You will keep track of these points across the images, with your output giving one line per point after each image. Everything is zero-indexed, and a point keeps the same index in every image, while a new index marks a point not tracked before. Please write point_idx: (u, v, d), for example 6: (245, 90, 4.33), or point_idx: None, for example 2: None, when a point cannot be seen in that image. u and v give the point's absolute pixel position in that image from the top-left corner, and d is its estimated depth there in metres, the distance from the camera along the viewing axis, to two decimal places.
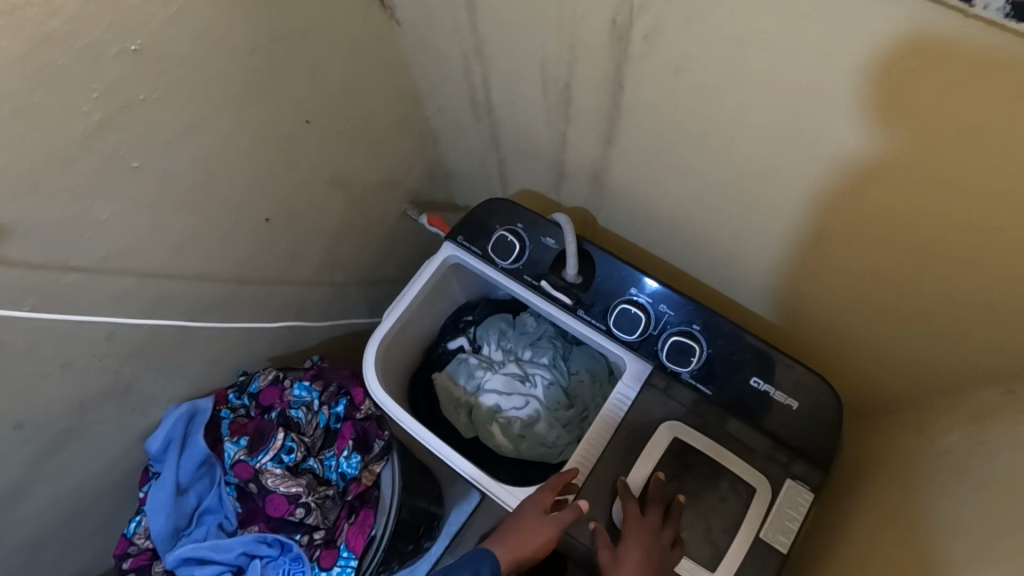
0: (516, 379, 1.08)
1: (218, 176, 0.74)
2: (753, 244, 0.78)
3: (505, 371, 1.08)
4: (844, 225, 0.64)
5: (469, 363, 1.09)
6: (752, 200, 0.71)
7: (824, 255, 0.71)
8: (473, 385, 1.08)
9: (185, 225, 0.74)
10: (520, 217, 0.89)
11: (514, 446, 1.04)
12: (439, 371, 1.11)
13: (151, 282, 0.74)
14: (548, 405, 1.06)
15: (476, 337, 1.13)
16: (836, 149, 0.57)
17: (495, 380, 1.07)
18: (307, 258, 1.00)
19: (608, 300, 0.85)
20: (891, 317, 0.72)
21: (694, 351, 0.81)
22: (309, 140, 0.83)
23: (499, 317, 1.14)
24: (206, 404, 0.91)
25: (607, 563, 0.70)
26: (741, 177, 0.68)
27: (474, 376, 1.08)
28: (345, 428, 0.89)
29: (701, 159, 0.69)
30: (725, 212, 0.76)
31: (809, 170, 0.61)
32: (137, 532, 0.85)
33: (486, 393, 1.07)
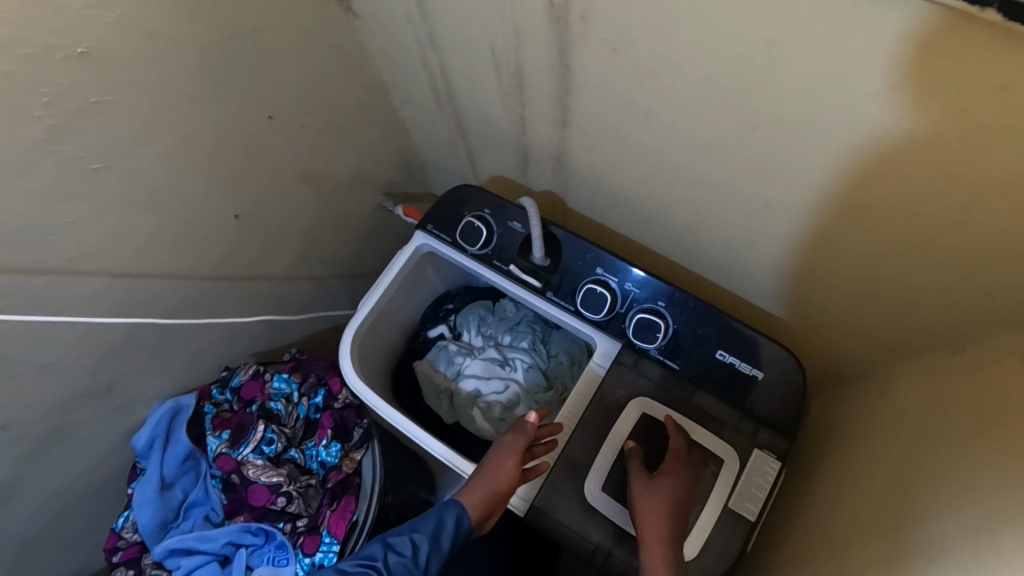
0: (496, 363, 1.09)
1: (182, 175, 0.75)
2: (713, 219, 0.78)
3: (484, 356, 1.10)
4: (792, 194, 0.65)
5: (449, 350, 1.10)
6: (707, 176, 0.71)
7: (778, 226, 0.72)
8: (453, 370, 1.09)
9: (153, 225, 0.76)
10: (487, 203, 0.90)
11: (494, 429, 1.05)
12: (420, 359, 1.13)
13: (122, 282, 0.76)
14: (528, 387, 1.07)
15: (456, 324, 1.15)
16: (776, 121, 0.57)
17: (474, 365, 1.09)
18: (282, 254, 1.01)
19: (576, 281, 0.85)
20: (848, 285, 0.73)
21: (660, 327, 0.81)
22: (272, 135, 0.84)
23: (478, 304, 1.16)
24: (190, 399, 0.94)
25: (640, 488, 0.73)
26: (691, 154, 0.69)
27: (454, 362, 1.10)
28: (324, 417, 0.91)
29: (653, 138, 0.70)
30: (683, 188, 0.76)
31: (753, 143, 0.62)
32: (125, 526, 0.87)
33: (466, 378, 1.08)
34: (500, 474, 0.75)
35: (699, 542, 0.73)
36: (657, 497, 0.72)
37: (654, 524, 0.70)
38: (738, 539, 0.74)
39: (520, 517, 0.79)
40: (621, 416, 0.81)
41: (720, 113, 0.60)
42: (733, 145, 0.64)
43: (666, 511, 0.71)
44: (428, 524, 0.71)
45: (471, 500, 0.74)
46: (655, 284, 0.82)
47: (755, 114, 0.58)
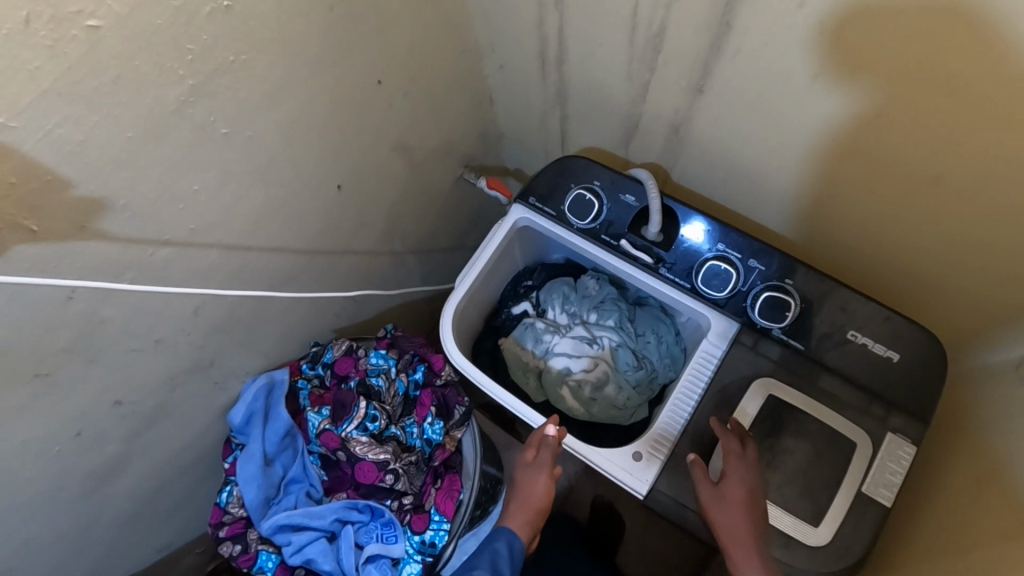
0: (584, 342, 1.07)
1: (297, 144, 0.72)
2: (848, 193, 0.74)
3: (572, 335, 1.08)
4: (967, 161, 0.61)
5: (536, 328, 1.09)
6: (855, 147, 0.67)
7: (933, 199, 0.67)
8: (541, 349, 1.08)
9: (266, 196, 0.72)
10: (597, 174, 0.86)
11: (585, 409, 1.03)
12: (505, 336, 1.11)
13: (234, 255, 0.73)
14: (617, 366, 1.05)
15: (539, 300, 1.12)
16: (977, 82, 0.53)
17: (563, 344, 1.07)
18: (372, 227, 0.99)
19: (694, 257, 0.82)
20: (1001, 264, 0.68)
21: (790, 305, 0.78)
22: (378, 102, 0.80)
23: (561, 281, 1.12)
24: (283, 375, 0.93)
25: (709, 498, 0.71)
26: (847, 123, 0.65)
27: (542, 340, 1.08)
28: (425, 395, 0.89)
29: (800, 107, 0.66)
30: (819, 159, 0.72)
31: (935, 106, 0.57)
32: (229, 502, 0.86)
33: (555, 356, 1.07)
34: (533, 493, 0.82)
35: (833, 528, 0.71)
36: (732, 507, 0.70)
37: (737, 535, 0.69)
38: (871, 527, 0.71)
39: (641, 498, 0.77)
40: (743, 402, 0.78)
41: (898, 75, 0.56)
42: (898, 111, 0.60)
43: (747, 520, 0.69)
44: (484, 558, 0.77)
45: (517, 524, 0.81)
46: (782, 260, 0.78)
47: (948, 76, 0.54)
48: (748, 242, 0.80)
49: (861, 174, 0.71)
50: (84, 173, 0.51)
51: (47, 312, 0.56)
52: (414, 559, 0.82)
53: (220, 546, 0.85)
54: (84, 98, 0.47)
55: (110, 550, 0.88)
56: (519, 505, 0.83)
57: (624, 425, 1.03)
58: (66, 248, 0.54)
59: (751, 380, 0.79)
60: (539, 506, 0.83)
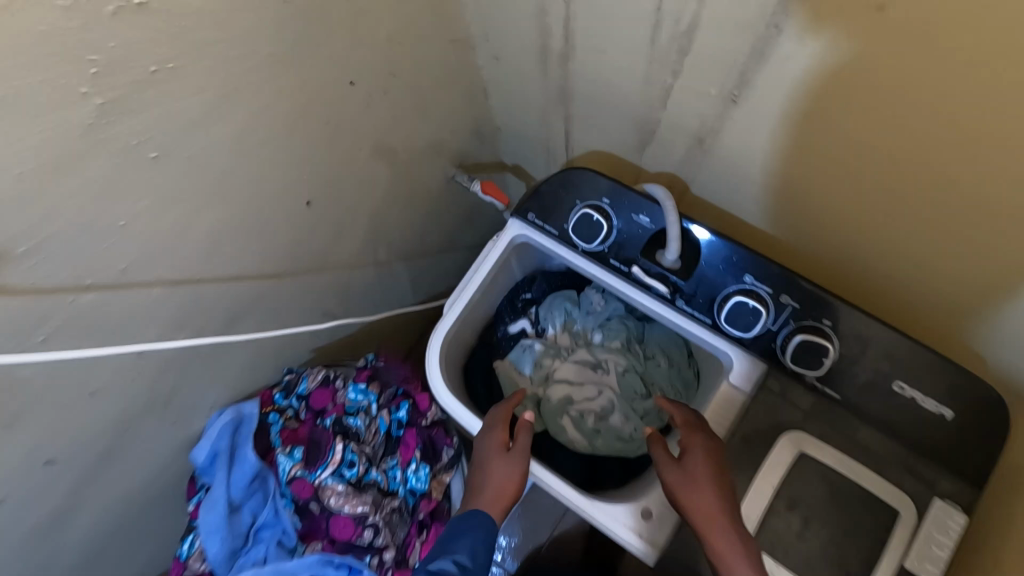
0: (587, 367, 0.99)
1: (252, 161, 0.60)
2: (901, 234, 0.62)
3: (575, 359, 0.99)
4: None
5: (535, 351, 1.00)
6: (918, 181, 0.55)
7: None
8: (541, 374, 0.99)
9: (218, 221, 0.61)
10: (606, 189, 0.74)
11: (588, 441, 0.94)
12: (501, 358, 1.01)
13: (182, 289, 0.63)
14: (623, 394, 0.96)
15: (539, 317, 1.02)
16: None
17: (565, 369, 0.99)
18: (350, 239, 0.87)
19: (717, 289, 0.71)
20: None
21: (827, 351, 0.67)
22: (350, 105, 0.68)
23: (563, 295, 1.02)
24: (252, 408, 0.83)
25: (672, 475, 0.65)
26: (913, 155, 0.53)
27: (541, 365, 1.00)
28: (410, 436, 0.80)
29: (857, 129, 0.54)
30: (869, 190, 0.60)
31: None
32: (191, 555, 0.79)
33: (555, 383, 0.98)
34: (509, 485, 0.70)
35: None
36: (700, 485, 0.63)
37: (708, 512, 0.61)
38: None
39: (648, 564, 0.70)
40: (774, 455, 0.67)
41: (992, 105, 0.45)
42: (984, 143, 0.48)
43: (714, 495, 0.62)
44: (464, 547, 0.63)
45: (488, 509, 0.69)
46: (820, 299, 0.67)
47: None
48: (780, 273, 0.68)
49: (919, 216, 0.59)
50: None
51: None
52: None
53: None
54: None
55: None
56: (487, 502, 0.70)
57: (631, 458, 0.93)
58: None
59: (785, 432, 0.68)
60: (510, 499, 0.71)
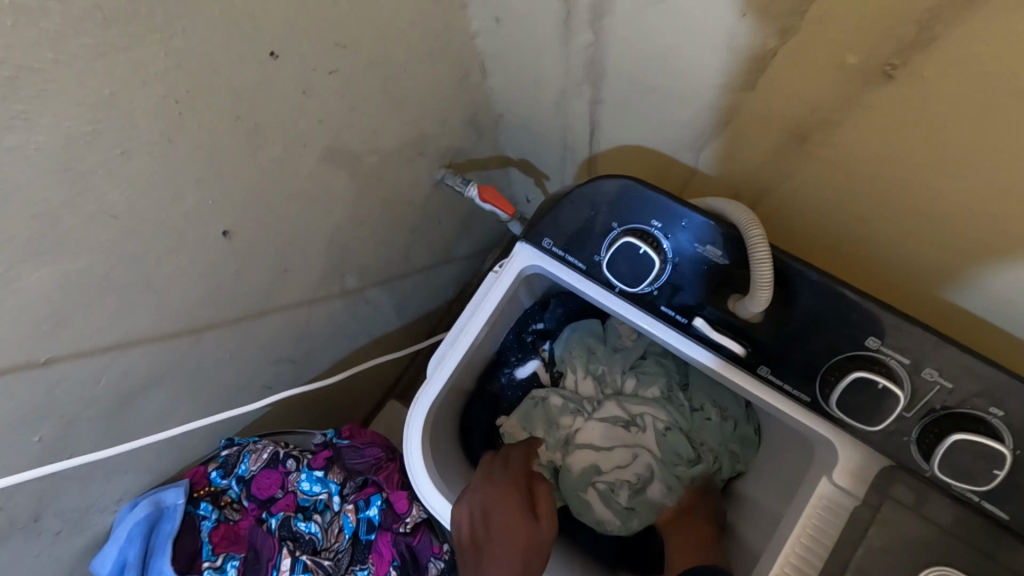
0: (619, 426, 0.75)
1: (105, 185, 0.38)
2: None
3: (602, 417, 0.75)
4: None
5: (548, 406, 0.77)
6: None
7: None
8: (558, 438, 0.76)
9: (63, 278, 0.40)
10: (655, 208, 0.50)
11: (623, 523, 0.73)
12: (506, 413, 0.79)
13: (16, 376, 0.42)
14: (666, 461, 0.73)
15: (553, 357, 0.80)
16: None
17: (589, 431, 0.75)
18: (304, 270, 0.65)
19: (820, 356, 0.49)
20: None
21: (999, 460, 0.44)
22: (275, 93, 0.45)
23: (582, 328, 0.79)
24: (176, 499, 0.61)
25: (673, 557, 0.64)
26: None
27: (557, 424, 0.76)
28: (383, 544, 0.59)
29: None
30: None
31: None
32: None
33: (577, 449, 0.75)
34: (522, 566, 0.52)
35: None
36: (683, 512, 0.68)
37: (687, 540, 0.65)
38: None
39: None
40: None
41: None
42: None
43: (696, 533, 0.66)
44: None
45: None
46: (990, 382, 0.43)
47: None
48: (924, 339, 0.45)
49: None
50: None
51: None
52: None
53: None
54: None
55: None
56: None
57: None
58: None
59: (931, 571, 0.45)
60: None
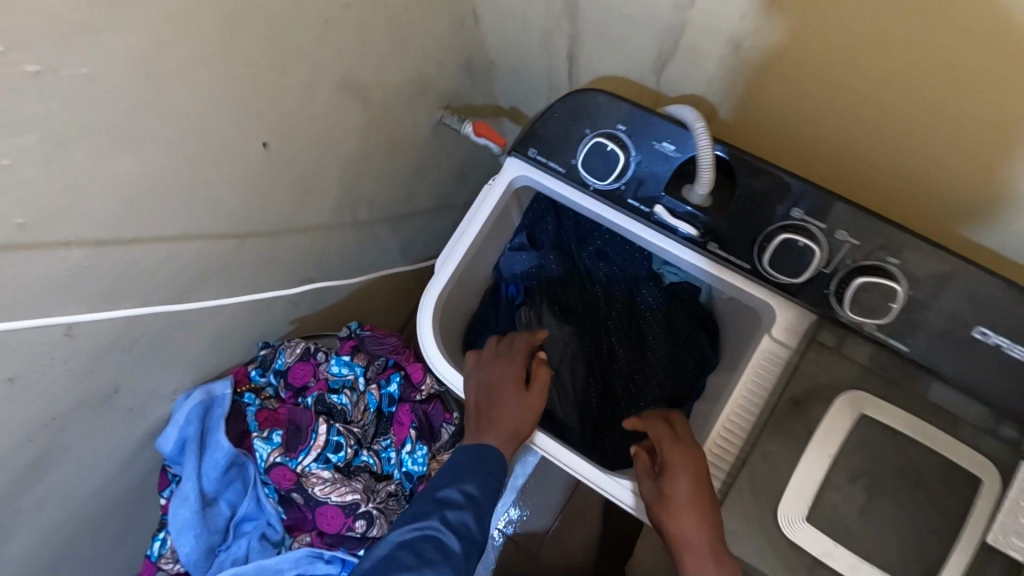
0: (610, 284, 0.90)
1: (180, 89, 0.49)
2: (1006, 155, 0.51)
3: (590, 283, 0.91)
4: None
5: (552, 288, 0.89)
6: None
7: None
8: (566, 305, 0.89)
9: (146, 168, 0.50)
10: (621, 114, 0.62)
11: (633, 345, 0.88)
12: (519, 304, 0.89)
13: (109, 255, 0.52)
14: (630, 362, 0.87)
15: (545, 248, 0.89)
16: None
17: (585, 295, 0.90)
18: (323, 193, 0.76)
19: (757, 230, 0.60)
20: None
21: (896, 294, 0.55)
22: (307, 23, 0.56)
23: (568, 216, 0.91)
24: (224, 388, 0.73)
25: None
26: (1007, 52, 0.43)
27: (563, 297, 0.89)
28: (402, 413, 0.71)
29: (940, 15, 0.44)
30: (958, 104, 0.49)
31: None
32: (162, 555, 0.69)
33: (580, 310, 0.89)
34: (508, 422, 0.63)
35: None
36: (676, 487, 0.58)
37: (697, 545, 0.55)
38: None
39: None
40: (828, 419, 0.56)
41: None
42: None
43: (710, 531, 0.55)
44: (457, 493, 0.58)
45: (495, 440, 0.63)
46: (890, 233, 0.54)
47: None
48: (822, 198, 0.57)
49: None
50: None
51: None
52: None
53: None
54: None
55: None
56: (493, 419, 0.63)
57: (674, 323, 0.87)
58: None
59: (840, 393, 0.57)
60: (520, 437, 0.63)
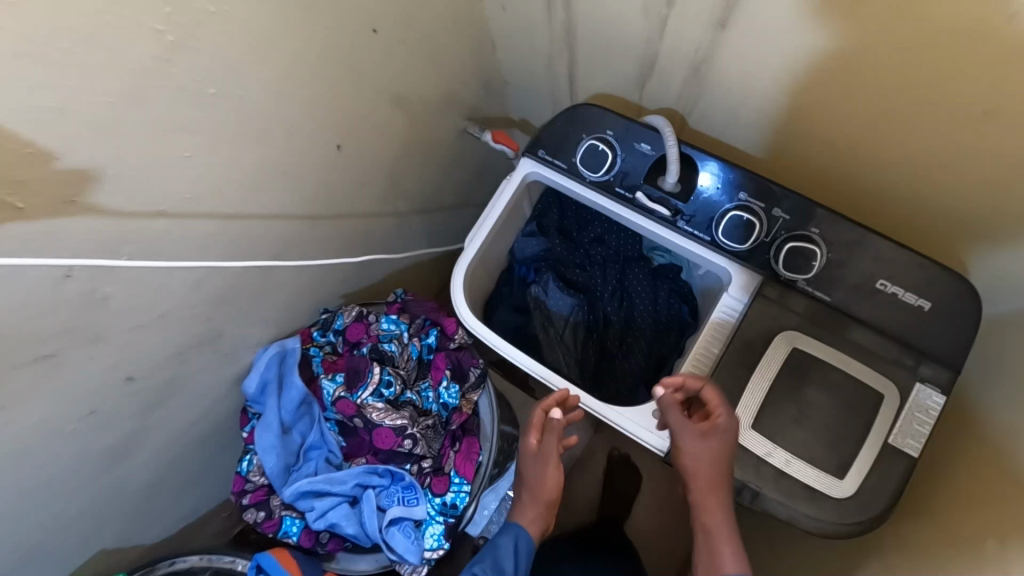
0: (607, 262, 1.08)
1: (290, 103, 0.68)
2: (892, 153, 0.72)
3: (590, 262, 1.08)
4: (987, 87, 0.58)
5: (558, 266, 1.07)
6: (910, 99, 0.64)
7: (956, 129, 0.64)
8: (570, 281, 1.07)
9: (262, 159, 0.69)
10: (610, 122, 0.81)
11: (625, 313, 1.06)
12: (529, 280, 1.08)
13: (232, 225, 0.70)
14: (623, 327, 1.06)
15: (551, 234, 1.08)
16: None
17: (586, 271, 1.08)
18: (374, 186, 0.94)
19: (714, 208, 0.78)
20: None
21: (815, 255, 0.74)
22: (373, 54, 0.76)
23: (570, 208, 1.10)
24: (295, 343, 0.91)
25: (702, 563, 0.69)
26: (894, 87, 0.64)
27: (567, 273, 1.07)
28: (439, 358, 0.89)
29: (845, 56, 0.64)
30: (867, 123, 0.70)
31: (969, 20, 0.54)
32: (250, 470, 0.86)
33: (582, 284, 1.07)
34: (540, 487, 0.77)
35: (858, 482, 0.70)
36: (708, 451, 0.69)
37: (707, 498, 0.69)
38: (898, 478, 0.69)
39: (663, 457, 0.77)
40: (767, 353, 0.74)
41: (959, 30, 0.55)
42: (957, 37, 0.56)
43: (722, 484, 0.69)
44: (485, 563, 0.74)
45: (528, 519, 0.78)
46: None
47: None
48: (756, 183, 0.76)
49: (912, 125, 0.67)
50: (65, 144, 0.48)
51: (47, 292, 0.54)
52: (436, 520, 0.83)
53: (245, 513, 0.85)
54: (51, 58, 0.43)
55: (134, 517, 0.89)
56: (529, 497, 0.79)
57: (660, 295, 1.05)
58: (54, 223, 0.51)
59: (777, 333, 0.75)
60: (549, 498, 0.78)
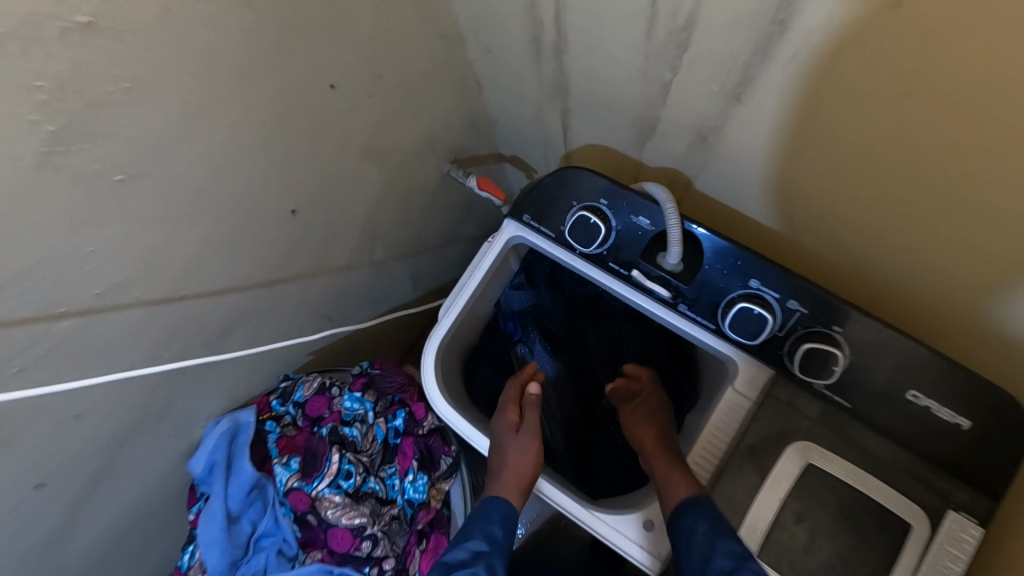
0: (602, 323, 0.98)
1: (231, 175, 0.58)
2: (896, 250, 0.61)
3: (585, 321, 0.99)
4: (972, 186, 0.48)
5: (549, 324, 0.97)
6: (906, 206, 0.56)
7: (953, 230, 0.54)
8: (561, 341, 0.98)
9: (199, 236, 0.59)
10: (603, 190, 0.70)
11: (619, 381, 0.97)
12: (515, 338, 0.97)
13: (164, 309, 0.61)
14: (616, 398, 0.96)
15: (543, 289, 0.97)
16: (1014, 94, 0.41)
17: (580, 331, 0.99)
18: (344, 242, 0.85)
19: (719, 295, 0.69)
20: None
21: (836, 359, 0.63)
22: (332, 112, 0.65)
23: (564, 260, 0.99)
24: (248, 416, 0.79)
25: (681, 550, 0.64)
26: (876, 181, 0.56)
27: (557, 332, 0.98)
28: (407, 444, 0.83)
29: (848, 152, 0.55)
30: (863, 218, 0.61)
31: None
32: (193, 565, 0.79)
33: (574, 344, 0.98)
34: (519, 458, 0.77)
35: None
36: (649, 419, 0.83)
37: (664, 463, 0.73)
38: None
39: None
40: (782, 463, 0.64)
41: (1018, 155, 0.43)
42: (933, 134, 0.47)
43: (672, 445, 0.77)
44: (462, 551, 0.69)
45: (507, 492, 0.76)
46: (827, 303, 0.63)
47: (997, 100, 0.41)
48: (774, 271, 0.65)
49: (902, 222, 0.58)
50: None
51: None
52: None
53: None
54: None
55: None
56: (505, 474, 0.77)
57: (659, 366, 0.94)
58: None
59: (789, 443, 0.65)
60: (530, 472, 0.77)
